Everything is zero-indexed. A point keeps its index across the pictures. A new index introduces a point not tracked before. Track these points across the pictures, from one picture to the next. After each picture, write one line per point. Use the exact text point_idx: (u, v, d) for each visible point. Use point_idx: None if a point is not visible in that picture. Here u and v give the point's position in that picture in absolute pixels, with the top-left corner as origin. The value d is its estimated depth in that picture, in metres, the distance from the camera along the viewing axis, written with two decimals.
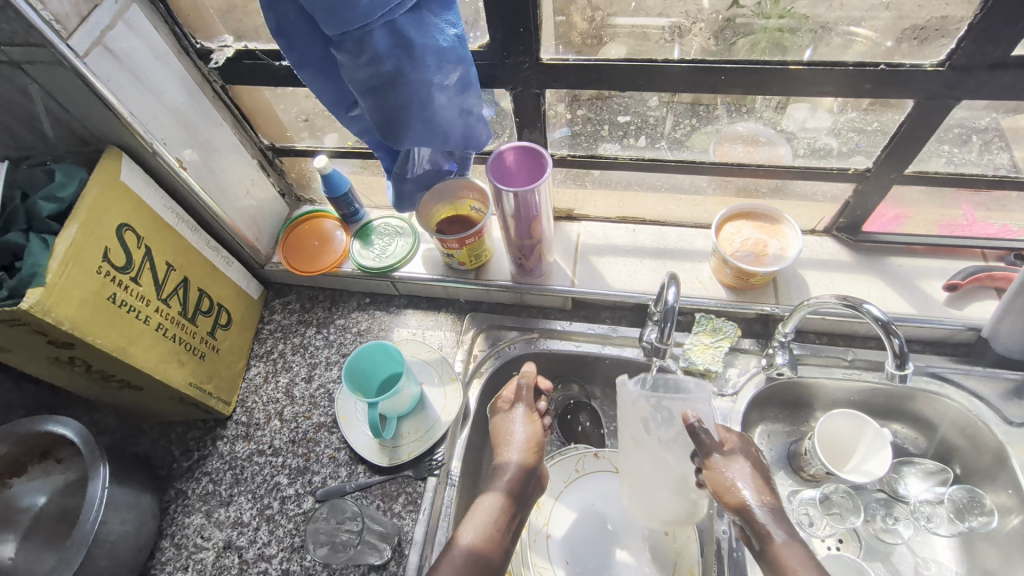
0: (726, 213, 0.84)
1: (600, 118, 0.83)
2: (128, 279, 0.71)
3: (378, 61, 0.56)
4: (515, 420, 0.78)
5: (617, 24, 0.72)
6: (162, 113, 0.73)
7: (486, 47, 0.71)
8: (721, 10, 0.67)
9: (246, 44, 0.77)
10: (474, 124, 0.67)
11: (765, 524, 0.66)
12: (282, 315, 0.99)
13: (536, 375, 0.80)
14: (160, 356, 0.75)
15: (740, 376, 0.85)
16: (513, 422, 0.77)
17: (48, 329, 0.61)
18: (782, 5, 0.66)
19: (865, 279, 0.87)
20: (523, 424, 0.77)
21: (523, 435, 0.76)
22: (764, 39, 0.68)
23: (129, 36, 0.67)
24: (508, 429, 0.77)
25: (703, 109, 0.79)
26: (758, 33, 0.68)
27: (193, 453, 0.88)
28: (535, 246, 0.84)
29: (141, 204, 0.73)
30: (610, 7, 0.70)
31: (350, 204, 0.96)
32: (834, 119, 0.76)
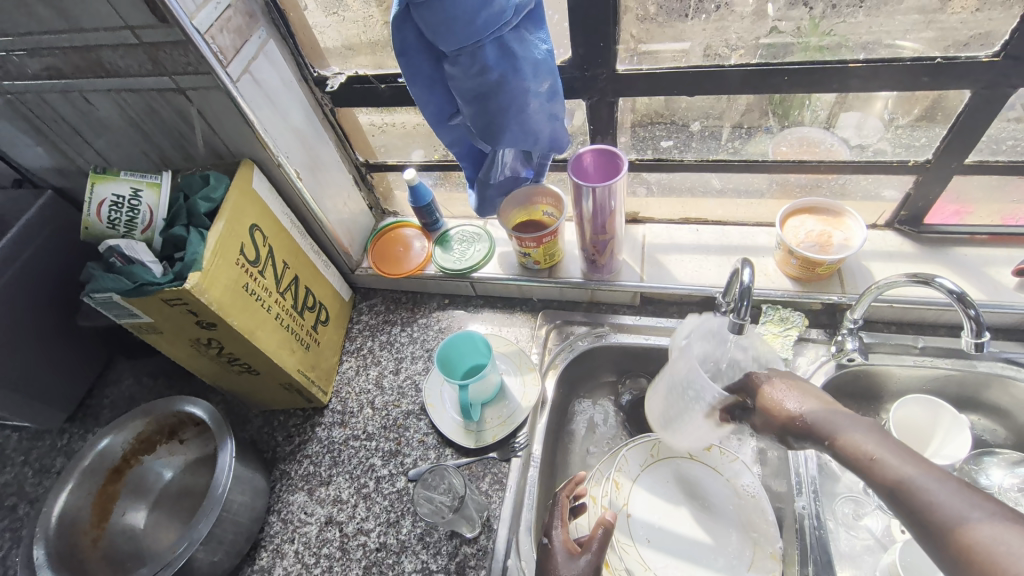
0: (788, 208, 0.89)
1: (666, 130, 0.92)
2: (257, 272, 0.81)
3: (485, 71, 0.67)
4: (776, 383, 0.64)
5: (670, 45, 0.80)
6: (287, 130, 0.85)
7: (568, 62, 0.81)
8: (762, 36, 0.76)
9: (357, 71, 0.89)
10: (559, 130, 0.77)
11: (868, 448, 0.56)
12: (369, 315, 1.08)
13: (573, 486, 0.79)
14: (278, 342, 0.85)
15: (811, 364, 0.88)
16: (571, 561, 0.70)
17: (200, 309, 0.71)
18: (822, 28, 0.73)
19: (930, 268, 0.89)
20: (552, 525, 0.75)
21: (594, 538, 0.70)
22: (807, 55, 0.76)
23: (268, 66, 0.80)
24: (779, 397, 0.62)
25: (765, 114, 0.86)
26: (799, 51, 0.76)
27: (294, 438, 0.96)
28: (608, 243, 0.91)
29: (267, 209, 0.84)
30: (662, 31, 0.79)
31: (432, 213, 1.05)
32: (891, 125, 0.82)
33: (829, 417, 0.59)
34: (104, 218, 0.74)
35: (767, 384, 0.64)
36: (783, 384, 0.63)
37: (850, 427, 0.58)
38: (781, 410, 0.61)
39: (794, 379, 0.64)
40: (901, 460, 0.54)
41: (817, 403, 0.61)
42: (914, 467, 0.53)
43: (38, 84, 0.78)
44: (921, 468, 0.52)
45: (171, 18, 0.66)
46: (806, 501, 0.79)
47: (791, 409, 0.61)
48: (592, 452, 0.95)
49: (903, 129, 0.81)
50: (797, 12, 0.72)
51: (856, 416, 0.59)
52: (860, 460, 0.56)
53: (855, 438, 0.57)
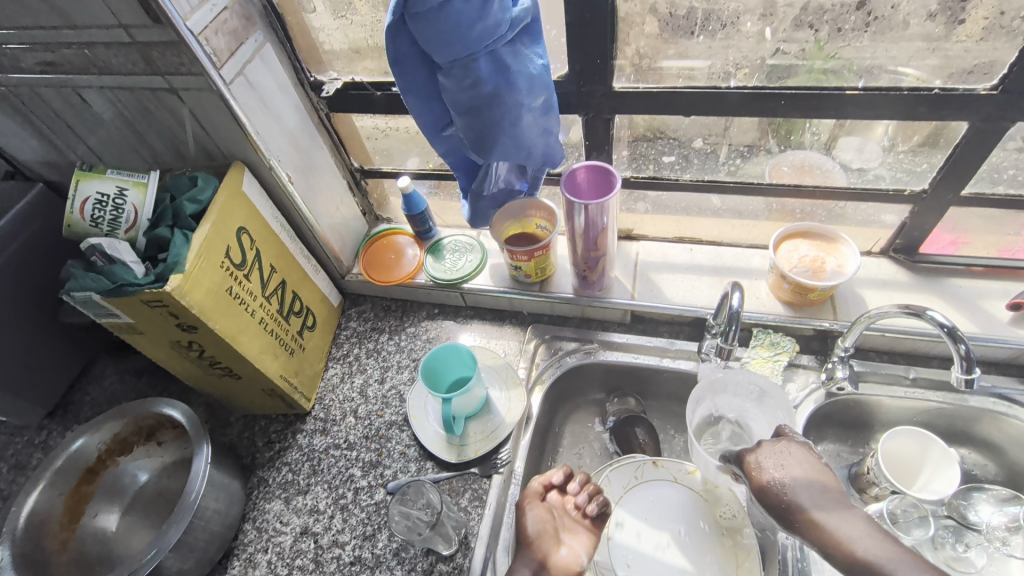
0: (782, 232, 0.89)
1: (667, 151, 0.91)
2: (242, 276, 0.80)
3: (479, 85, 0.66)
4: (769, 459, 0.68)
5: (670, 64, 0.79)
6: (280, 134, 0.84)
7: (565, 77, 0.80)
8: (767, 56, 0.75)
9: (353, 77, 0.89)
10: (553, 145, 0.76)
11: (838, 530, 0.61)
12: (357, 322, 1.07)
13: (553, 478, 0.82)
14: (261, 347, 0.83)
15: (800, 391, 0.87)
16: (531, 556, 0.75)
17: (180, 312, 0.70)
18: (826, 50, 0.72)
19: (924, 298, 0.88)
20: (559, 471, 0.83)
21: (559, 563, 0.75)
22: (809, 79, 0.75)
23: (262, 69, 0.79)
24: (765, 467, 0.67)
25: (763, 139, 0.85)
26: (804, 74, 0.75)
27: (274, 444, 0.94)
28: (600, 260, 0.90)
29: (256, 211, 0.83)
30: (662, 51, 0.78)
31: (426, 222, 1.05)
32: (885, 154, 0.82)
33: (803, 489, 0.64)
34: (88, 216, 0.73)
35: (760, 451, 0.69)
36: (777, 461, 0.67)
37: (831, 513, 0.62)
38: (774, 488, 0.66)
39: (785, 447, 0.68)
40: (871, 545, 0.59)
41: (802, 475, 0.65)
42: (886, 553, 0.58)
43: (31, 80, 0.77)
44: (892, 556, 0.58)
45: (164, 18, 0.65)
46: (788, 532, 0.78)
47: (784, 488, 0.65)
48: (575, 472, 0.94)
49: (904, 154, 0.81)
50: (803, 34, 0.72)
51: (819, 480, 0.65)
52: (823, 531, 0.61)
53: (837, 527, 0.61)
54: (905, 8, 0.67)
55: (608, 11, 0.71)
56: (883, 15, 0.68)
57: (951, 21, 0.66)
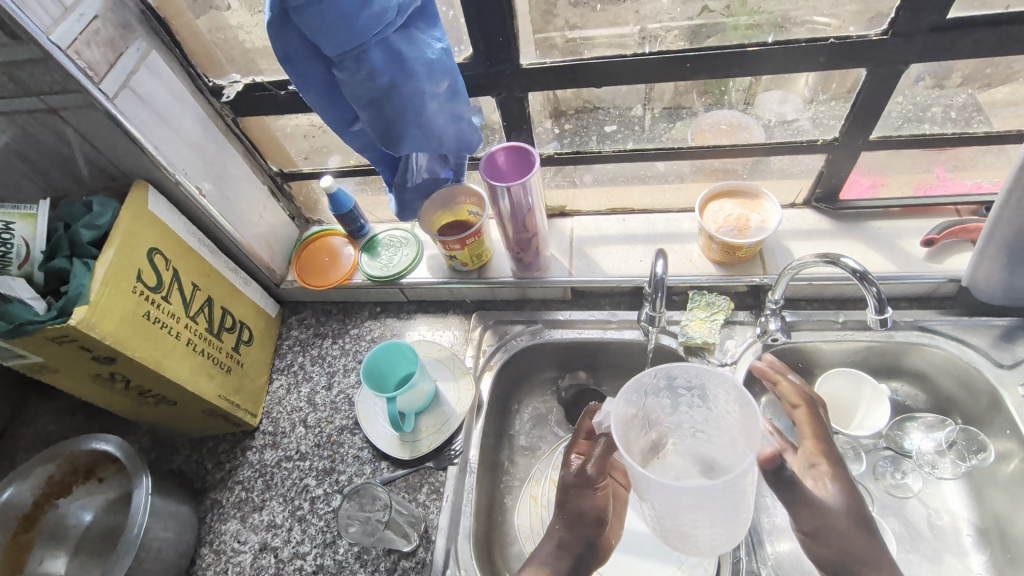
0: (706, 194, 0.90)
1: (590, 127, 0.91)
2: (160, 298, 0.76)
3: (375, 76, 0.64)
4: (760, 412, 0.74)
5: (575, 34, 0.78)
6: (183, 145, 0.80)
7: (470, 59, 0.78)
8: (693, 17, 0.74)
9: (253, 78, 0.84)
10: (466, 129, 0.74)
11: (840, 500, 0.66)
12: (299, 330, 1.04)
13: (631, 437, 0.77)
14: (192, 369, 0.81)
15: (738, 346, 0.89)
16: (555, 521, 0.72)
17: (93, 345, 0.67)
18: (749, 5, 0.72)
19: (846, 243, 0.91)
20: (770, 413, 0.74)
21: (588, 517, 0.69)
22: (735, 36, 0.75)
23: (151, 78, 0.75)
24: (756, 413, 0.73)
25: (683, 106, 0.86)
26: (728, 31, 0.75)
27: (225, 464, 0.92)
28: (531, 240, 0.89)
29: (168, 230, 0.79)
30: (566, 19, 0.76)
31: (356, 219, 1.02)
32: (811, 107, 0.83)
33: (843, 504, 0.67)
34: None
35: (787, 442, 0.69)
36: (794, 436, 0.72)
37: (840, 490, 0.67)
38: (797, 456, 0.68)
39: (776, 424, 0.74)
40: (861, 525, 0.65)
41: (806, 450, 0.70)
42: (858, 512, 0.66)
43: None
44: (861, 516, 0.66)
45: (24, 34, 0.61)
46: None
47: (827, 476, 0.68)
48: (535, 450, 0.95)
49: (823, 105, 0.82)
50: None
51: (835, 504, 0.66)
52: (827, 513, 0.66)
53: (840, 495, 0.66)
54: None
55: None
56: None
57: None
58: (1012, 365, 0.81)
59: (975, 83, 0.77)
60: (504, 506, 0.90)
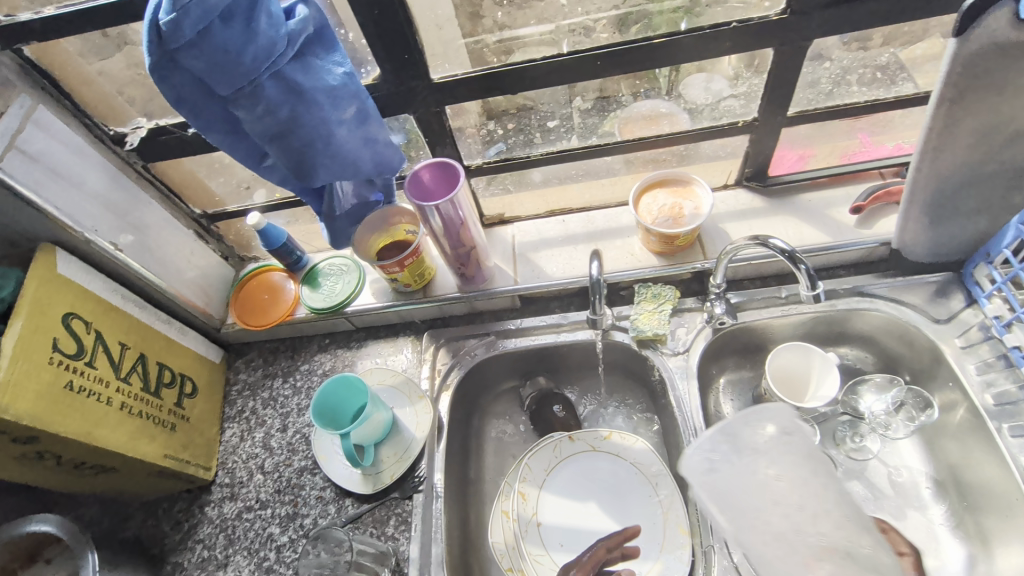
0: (639, 186, 0.90)
1: (526, 126, 0.89)
2: (82, 365, 0.72)
3: (273, 109, 0.62)
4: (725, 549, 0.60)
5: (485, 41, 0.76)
6: (87, 200, 0.76)
7: (379, 78, 0.76)
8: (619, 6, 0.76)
9: (157, 122, 0.80)
10: (384, 151, 0.72)
11: None
12: (247, 373, 1.00)
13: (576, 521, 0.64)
14: (130, 433, 0.76)
15: (689, 334, 0.90)
16: None
17: (9, 426, 0.63)
18: None
19: (780, 218, 0.92)
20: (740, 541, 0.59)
21: None
22: (663, 20, 0.76)
23: (42, 135, 0.71)
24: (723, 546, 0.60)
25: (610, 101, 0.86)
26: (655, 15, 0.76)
27: (182, 524, 0.88)
28: (471, 254, 0.88)
29: (84, 291, 0.75)
30: None
31: (292, 252, 0.99)
32: (734, 84, 0.84)
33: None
34: None
35: None
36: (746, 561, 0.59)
37: None
38: None
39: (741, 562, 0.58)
40: None
41: None
42: None
43: None
44: None
45: None
46: None
47: None
48: (503, 463, 0.94)
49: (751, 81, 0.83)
50: None
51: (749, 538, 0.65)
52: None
53: None
54: None
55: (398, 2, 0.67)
56: None
57: None
58: (947, 319, 0.83)
59: (897, 42, 0.79)
60: (478, 524, 0.88)
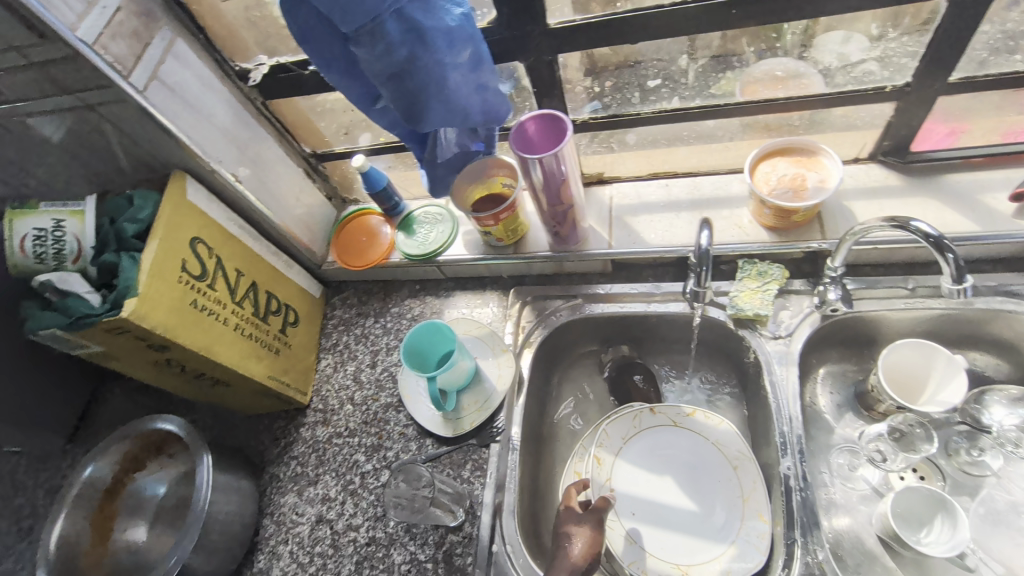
0: (757, 153, 0.83)
1: (629, 84, 0.84)
2: (205, 286, 0.79)
3: (392, 50, 0.61)
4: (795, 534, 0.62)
5: None
6: (215, 132, 0.81)
7: (495, 22, 0.73)
8: None
9: (278, 59, 0.84)
10: (493, 99, 0.71)
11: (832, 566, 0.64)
12: (342, 309, 1.06)
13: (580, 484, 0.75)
14: (242, 353, 0.83)
15: (793, 317, 0.84)
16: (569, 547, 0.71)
17: (145, 334, 0.70)
18: None
19: (919, 200, 0.82)
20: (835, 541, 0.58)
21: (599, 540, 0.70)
22: None
23: (179, 67, 0.75)
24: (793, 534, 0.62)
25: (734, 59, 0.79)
26: None
27: (280, 440, 0.96)
28: (567, 212, 0.86)
29: (208, 218, 0.81)
30: None
31: (391, 197, 1.01)
32: (875, 46, 0.74)
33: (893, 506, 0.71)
34: (30, 252, 0.72)
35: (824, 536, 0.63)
36: None
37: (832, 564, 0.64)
38: None
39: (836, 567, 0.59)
40: None
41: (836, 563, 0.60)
42: None
43: None
44: None
45: (51, 32, 0.62)
46: (791, 461, 0.76)
47: None
48: (578, 425, 0.94)
49: (892, 44, 0.73)
50: None
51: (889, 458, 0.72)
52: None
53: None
54: None
55: None
56: None
57: None
58: None
59: None
60: (550, 480, 0.90)
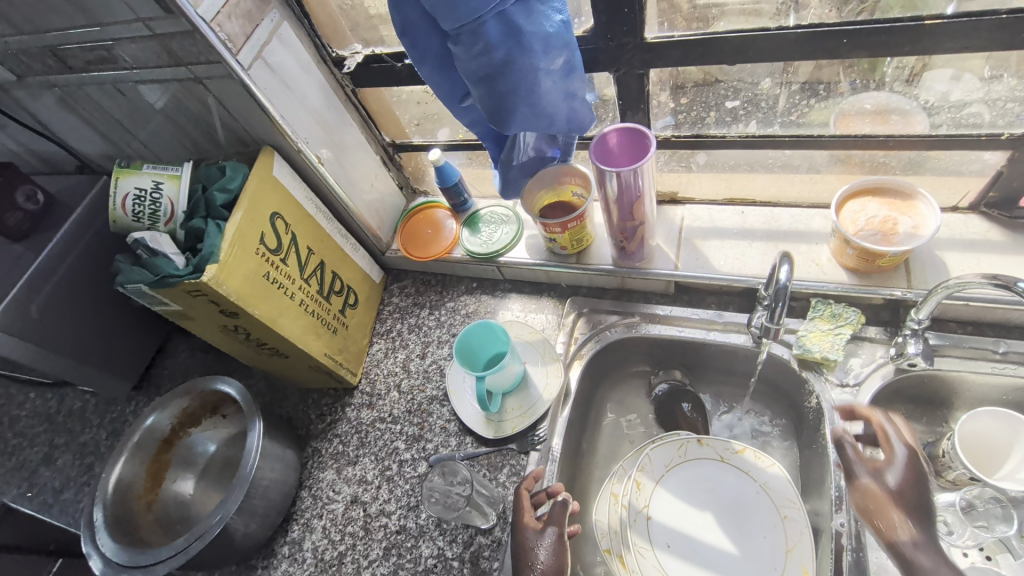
0: (847, 190, 0.79)
1: (707, 103, 0.82)
2: (278, 260, 0.82)
3: (489, 51, 0.61)
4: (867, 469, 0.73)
5: None
6: (305, 114, 0.84)
7: (590, 31, 0.73)
8: None
9: (373, 49, 0.86)
10: (579, 108, 0.70)
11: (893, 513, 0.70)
12: (399, 297, 1.08)
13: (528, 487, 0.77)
14: (303, 328, 0.86)
15: (864, 366, 0.79)
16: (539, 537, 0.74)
17: (220, 299, 0.73)
18: None
19: (1023, 260, 0.76)
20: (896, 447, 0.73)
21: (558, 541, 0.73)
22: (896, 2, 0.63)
23: (282, 49, 0.78)
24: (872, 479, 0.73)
25: (824, 87, 0.76)
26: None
27: (326, 416, 0.98)
28: (637, 229, 0.84)
29: (289, 195, 0.84)
30: None
31: (460, 193, 1.02)
32: (987, 87, 0.70)
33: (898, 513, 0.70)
34: (130, 210, 0.78)
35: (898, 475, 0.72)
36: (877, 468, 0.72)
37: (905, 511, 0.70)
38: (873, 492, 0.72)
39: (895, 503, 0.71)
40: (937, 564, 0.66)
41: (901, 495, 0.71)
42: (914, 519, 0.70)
43: (76, 77, 0.80)
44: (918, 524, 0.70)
45: (175, 8, 0.65)
46: (846, 518, 0.72)
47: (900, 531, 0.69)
48: (619, 444, 0.93)
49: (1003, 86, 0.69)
50: None
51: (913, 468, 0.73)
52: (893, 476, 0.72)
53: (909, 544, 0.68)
54: None
55: None
56: None
57: None
58: None
59: None
60: (584, 496, 0.89)
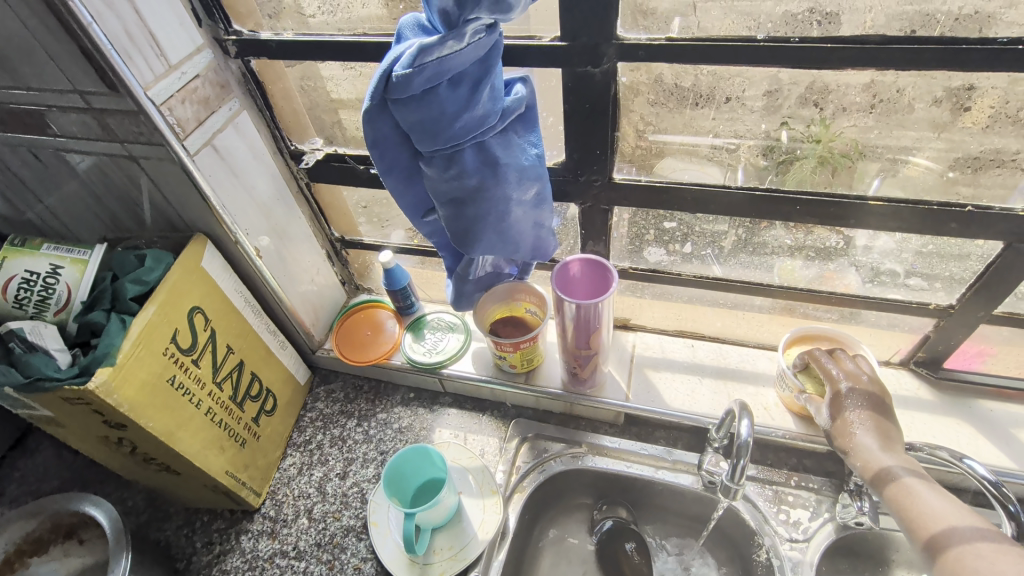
0: (790, 335, 0.81)
1: (647, 223, 0.81)
2: (189, 361, 0.71)
3: (463, 176, 0.60)
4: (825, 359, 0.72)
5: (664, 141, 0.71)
6: (250, 204, 0.78)
7: (561, 165, 0.74)
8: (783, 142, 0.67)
9: (336, 148, 0.83)
10: (545, 236, 0.70)
11: (901, 489, 0.61)
12: (325, 403, 0.97)
13: None
14: (205, 442, 0.74)
15: (812, 521, 0.77)
16: None
17: (107, 410, 0.61)
18: (830, 130, 0.65)
19: (951, 421, 0.80)
20: (868, 416, 0.67)
21: None
22: (820, 166, 0.67)
23: (236, 137, 0.74)
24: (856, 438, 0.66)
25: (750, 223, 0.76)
26: (807, 158, 0.67)
27: (215, 546, 0.83)
28: (592, 357, 0.82)
29: (216, 288, 0.75)
30: (657, 123, 0.70)
31: (408, 296, 0.96)
32: (899, 247, 0.72)
33: (872, 450, 0.65)
34: (11, 295, 0.67)
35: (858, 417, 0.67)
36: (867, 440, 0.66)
37: (928, 496, 0.59)
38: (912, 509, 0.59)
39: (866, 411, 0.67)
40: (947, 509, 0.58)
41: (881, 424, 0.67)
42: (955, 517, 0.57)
43: None
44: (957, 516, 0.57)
45: (121, 87, 0.59)
46: None
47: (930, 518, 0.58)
48: None
49: (928, 258, 0.71)
50: (808, 111, 0.64)
51: (948, 496, 0.60)
52: (907, 509, 0.60)
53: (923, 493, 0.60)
54: (910, 92, 0.59)
55: (609, 100, 0.66)
56: (888, 98, 0.60)
57: (957, 107, 0.59)
58: None
59: None
60: None
